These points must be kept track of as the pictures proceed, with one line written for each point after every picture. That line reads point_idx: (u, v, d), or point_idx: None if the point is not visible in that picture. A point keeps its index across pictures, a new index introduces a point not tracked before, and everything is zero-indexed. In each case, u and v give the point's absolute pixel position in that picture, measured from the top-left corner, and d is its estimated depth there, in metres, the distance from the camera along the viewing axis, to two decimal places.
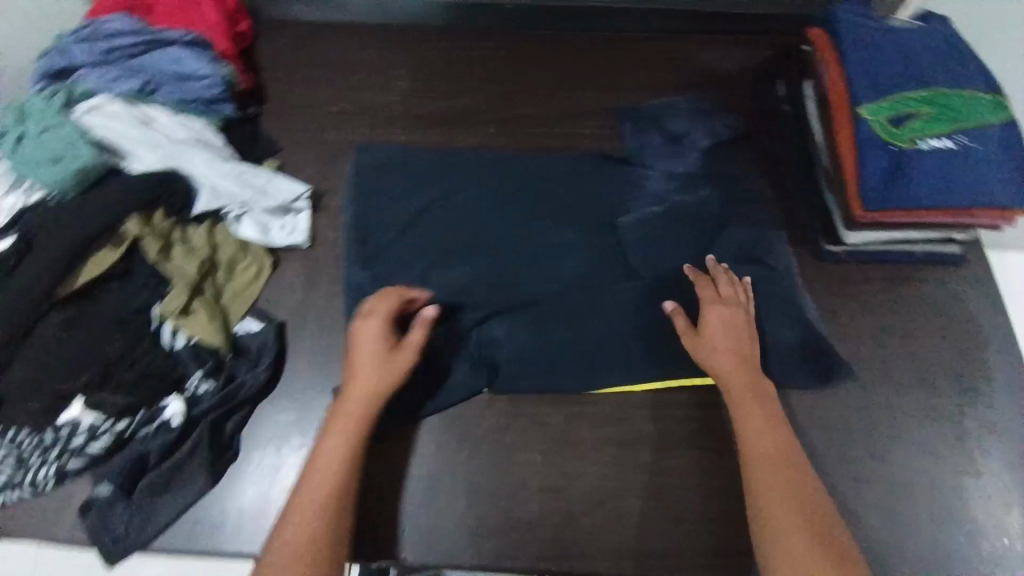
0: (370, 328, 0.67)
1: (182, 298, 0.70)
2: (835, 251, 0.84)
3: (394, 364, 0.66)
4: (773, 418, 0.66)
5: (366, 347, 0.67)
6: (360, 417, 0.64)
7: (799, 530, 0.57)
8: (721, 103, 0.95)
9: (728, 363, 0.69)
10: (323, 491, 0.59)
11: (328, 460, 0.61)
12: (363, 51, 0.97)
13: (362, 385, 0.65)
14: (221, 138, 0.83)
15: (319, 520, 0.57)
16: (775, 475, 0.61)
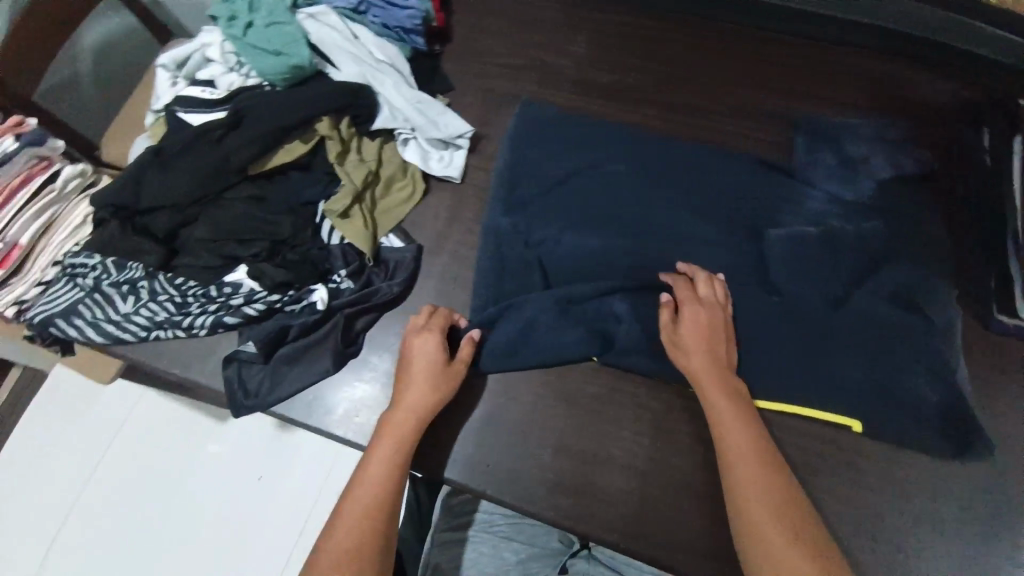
0: (421, 345, 0.71)
1: (346, 202, 0.78)
2: (1007, 321, 0.73)
3: (445, 382, 0.69)
4: (745, 415, 0.63)
5: (419, 363, 0.70)
6: (411, 430, 0.66)
7: (777, 537, 0.53)
8: (912, 133, 0.85)
9: (702, 362, 0.66)
10: (375, 495, 0.61)
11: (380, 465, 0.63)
12: (549, 12, 0.99)
13: (414, 399, 0.67)
14: (408, 67, 0.90)
15: (376, 518, 0.60)
16: (753, 476, 0.57)
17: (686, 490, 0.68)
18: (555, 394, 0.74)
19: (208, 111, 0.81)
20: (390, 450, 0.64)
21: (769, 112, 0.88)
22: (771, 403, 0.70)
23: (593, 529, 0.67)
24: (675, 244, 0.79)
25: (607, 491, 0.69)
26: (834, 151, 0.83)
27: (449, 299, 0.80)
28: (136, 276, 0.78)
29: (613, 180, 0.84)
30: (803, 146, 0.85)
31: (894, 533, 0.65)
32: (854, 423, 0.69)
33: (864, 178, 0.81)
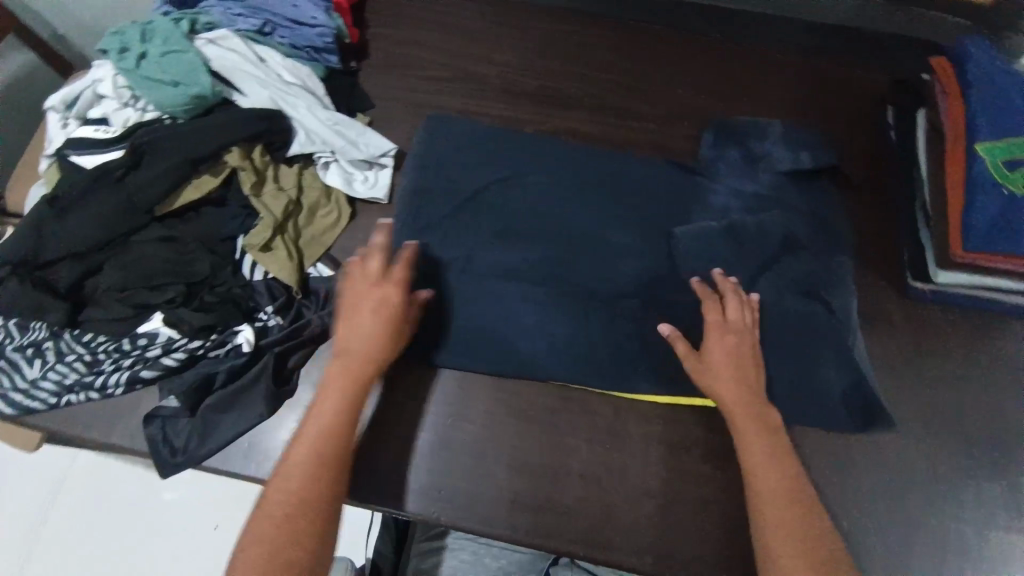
0: (384, 293, 0.66)
1: (266, 234, 0.74)
2: (922, 289, 0.77)
3: (400, 335, 0.67)
4: (774, 442, 0.63)
5: (380, 311, 0.66)
6: (358, 375, 0.63)
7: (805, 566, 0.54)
8: (819, 122, 0.90)
9: (732, 388, 0.65)
10: (314, 442, 0.59)
11: (337, 416, 0.61)
12: (469, 22, 0.98)
13: (364, 346, 0.64)
14: (323, 88, 0.87)
15: (316, 466, 0.57)
16: (778, 506, 0.58)
17: (643, 490, 0.68)
18: (503, 413, 0.72)
19: (99, 151, 0.76)
20: (330, 404, 0.61)
21: (688, 109, 0.91)
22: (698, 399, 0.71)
23: (553, 543, 0.66)
24: (611, 246, 0.79)
25: (565, 501, 0.67)
26: (749, 142, 0.86)
27: None
28: (40, 337, 0.72)
29: (543, 187, 0.83)
30: (714, 141, 0.87)
31: (839, 504, 0.67)
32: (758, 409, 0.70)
33: (777, 163, 0.83)
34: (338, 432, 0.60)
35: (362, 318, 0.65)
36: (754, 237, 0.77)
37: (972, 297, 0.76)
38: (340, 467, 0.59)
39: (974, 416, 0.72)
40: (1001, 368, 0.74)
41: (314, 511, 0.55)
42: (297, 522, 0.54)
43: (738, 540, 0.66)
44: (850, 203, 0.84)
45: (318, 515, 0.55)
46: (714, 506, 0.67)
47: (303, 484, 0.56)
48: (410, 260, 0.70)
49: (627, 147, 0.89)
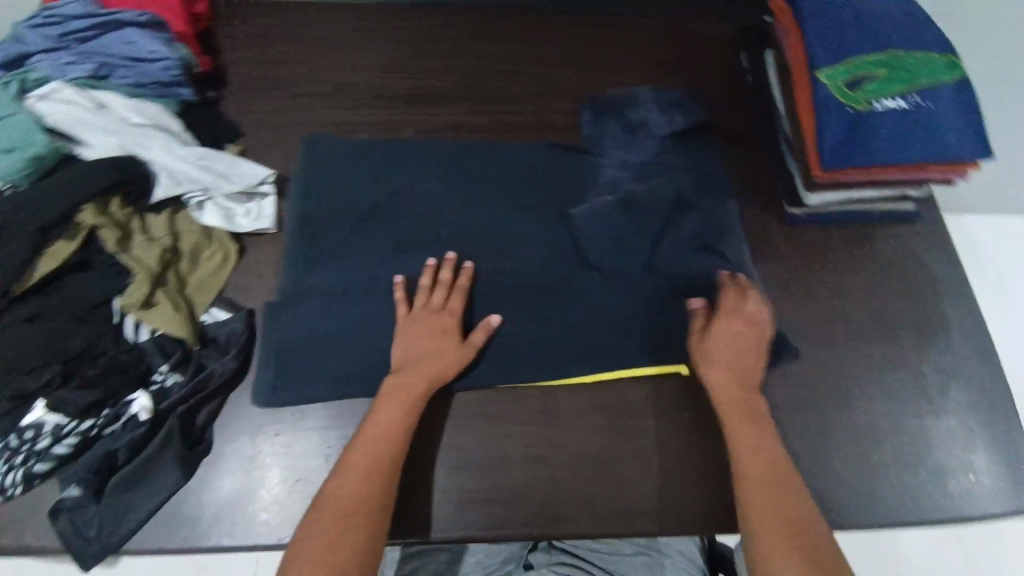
0: (429, 323, 0.71)
1: (144, 290, 0.69)
2: (798, 213, 0.83)
3: (461, 354, 0.70)
4: (763, 438, 0.65)
5: (427, 336, 0.70)
6: (418, 392, 0.67)
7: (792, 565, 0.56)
8: (682, 78, 0.94)
9: (727, 382, 0.69)
10: (367, 451, 0.63)
11: (392, 425, 0.65)
12: (327, 32, 0.95)
13: (427, 364, 0.69)
14: (179, 123, 0.81)
15: (370, 469, 0.62)
16: (761, 493, 0.61)
17: (584, 458, 0.70)
18: (433, 416, 0.71)
19: None
20: (388, 414, 0.65)
21: (563, 85, 0.93)
22: (619, 370, 0.73)
23: (508, 531, 0.66)
24: (513, 231, 0.80)
25: (512, 487, 0.68)
26: (627, 110, 0.89)
27: (298, 360, 0.72)
28: None
29: (433, 187, 0.83)
30: (595, 118, 0.90)
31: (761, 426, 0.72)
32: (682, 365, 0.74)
33: (660, 129, 0.88)
34: (392, 440, 0.64)
35: (409, 345, 0.70)
36: (642, 198, 0.79)
37: (842, 212, 0.83)
38: (392, 473, 0.63)
39: (865, 318, 0.78)
40: (878, 271, 0.81)
41: (363, 511, 0.60)
42: (352, 520, 0.59)
43: (681, 482, 0.69)
44: (724, 148, 0.89)
45: (365, 514, 0.59)
46: (653, 456, 0.70)
47: (358, 485, 0.61)
48: (462, 288, 0.74)
49: (512, 133, 0.89)
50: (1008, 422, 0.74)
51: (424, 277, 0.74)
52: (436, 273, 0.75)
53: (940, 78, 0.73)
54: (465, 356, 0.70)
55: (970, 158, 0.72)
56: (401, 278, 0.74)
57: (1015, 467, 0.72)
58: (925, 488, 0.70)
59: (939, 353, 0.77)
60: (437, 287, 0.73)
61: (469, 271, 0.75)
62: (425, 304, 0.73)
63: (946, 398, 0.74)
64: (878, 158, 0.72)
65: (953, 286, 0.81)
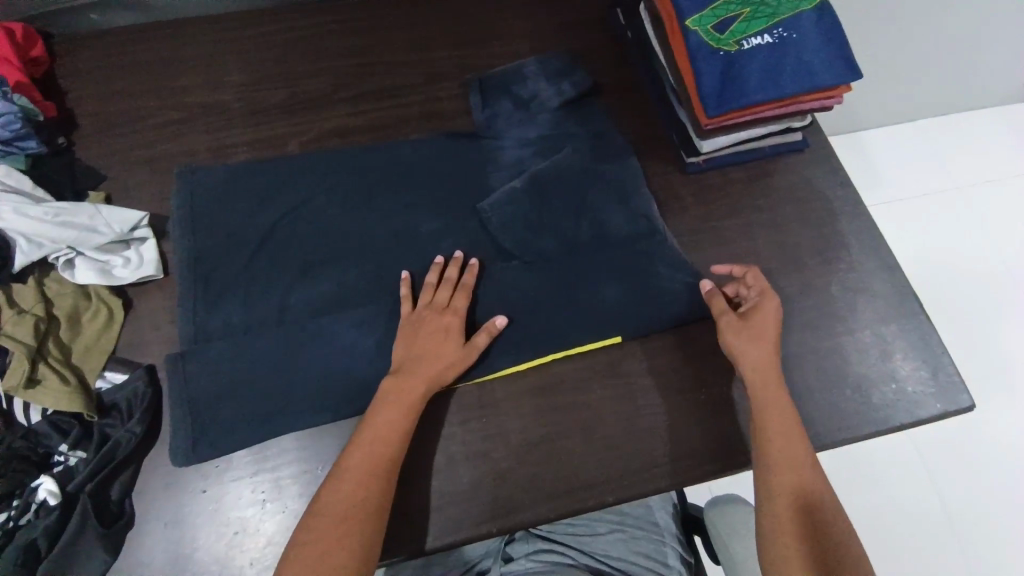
0: (434, 323, 0.69)
1: (22, 370, 0.63)
2: (698, 161, 0.83)
3: (465, 355, 0.68)
4: (790, 409, 0.67)
5: (432, 339, 0.68)
6: (416, 393, 0.65)
7: (798, 535, 0.62)
8: (563, 45, 0.94)
9: (766, 364, 0.69)
10: (364, 456, 0.61)
11: (393, 428, 0.63)
12: (184, 51, 0.88)
13: (427, 366, 0.66)
14: (29, 180, 0.73)
15: (366, 472, 0.61)
16: (786, 480, 0.63)
17: (527, 444, 0.69)
18: None
19: None
20: (385, 417, 0.63)
21: (445, 69, 0.90)
22: (552, 352, 0.72)
23: (463, 534, 0.65)
24: (417, 229, 0.77)
25: (460, 490, 0.66)
26: (515, 85, 0.87)
27: (210, 410, 0.67)
28: None
29: (326, 198, 0.79)
30: (483, 97, 0.87)
31: (693, 376, 0.73)
32: (615, 337, 0.73)
33: (550, 100, 0.86)
34: (392, 442, 0.63)
35: (412, 346, 0.68)
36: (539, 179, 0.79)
37: (736, 153, 0.84)
38: (389, 475, 0.61)
39: (774, 253, 0.80)
40: (778, 204, 0.83)
41: (359, 517, 0.59)
42: (351, 523, 0.58)
43: (625, 447, 0.69)
44: (615, 109, 0.89)
45: (360, 521, 0.58)
46: (594, 429, 0.70)
47: (356, 490, 0.60)
48: (468, 284, 0.72)
49: (401, 127, 0.86)
50: (917, 325, 0.78)
51: (432, 274, 0.73)
52: (444, 269, 0.74)
53: (801, 6, 0.74)
54: (464, 362, 0.68)
55: (844, 81, 0.73)
56: (407, 274, 0.73)
57: (930, 365, 0.76)
58: (855, 404, 0.73)
59: (845, 273, 0.80)
60: (442, 285, 0.72)
61: (476, 267, 0.74)
62: (428, 303, 0.71)
63: (859, 314, 0.78)
64: (758, 95, 0.72)
65: (849, 206, 0.84)
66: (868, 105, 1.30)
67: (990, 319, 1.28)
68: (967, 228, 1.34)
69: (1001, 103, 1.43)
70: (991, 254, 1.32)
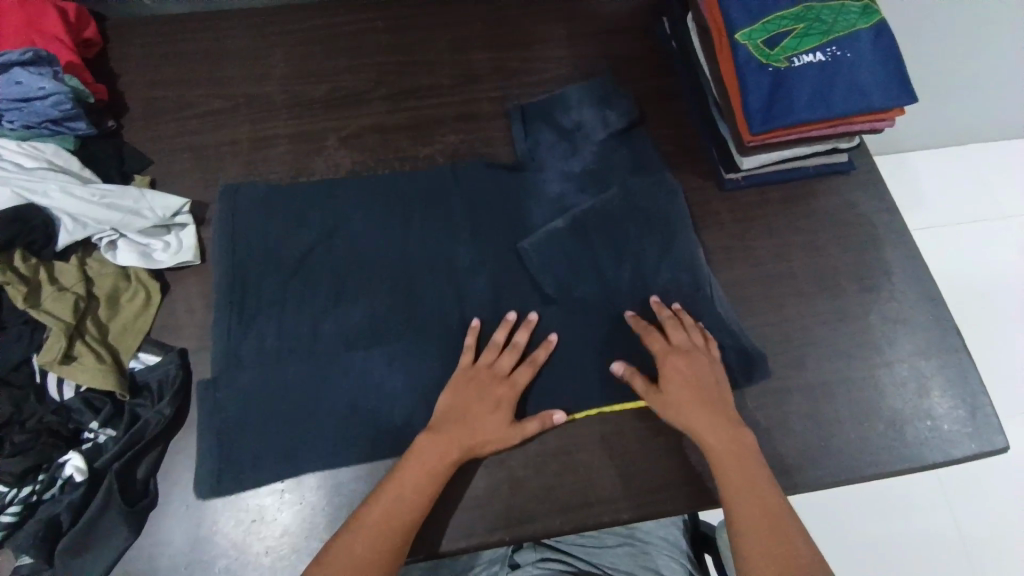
0: (490, 389, 0.67)
1: (60, 345, 0.65)
2: (735, 178, 0.82)
3: (508, 434, 0.66)
4: (748, 463, 0.63)
5: (483, 407, 0.66)
6: (451, 453, 0.63)
7: (777, 568, 0.57)
8: (605, 52, 0.93)
9: (699, 418, 0.66)
10: (384, 513, 0.60)
11: (415, 488, 0.61)
12: (232, 42, 0.90)
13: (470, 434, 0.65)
14: (77, 161, 0.76)
15: (386, 530, 0.59)
16: (757, 537, 0.59)
17: (546, 455, 0.68)
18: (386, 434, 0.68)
19: None
20: (416, 475, 0.62)
21: (486, 72, 0.91)
22: (585, 411, 0.70)
23: (475, 540, 0.64)
24: (449, 234, 0.78)
25: (475, 495, 0.66)
26: (558, 114, 0.87)
27: (236, 400, 0.68)
28: None
29: (361, 198, 0.80)
30: (524, 127, 0.86)
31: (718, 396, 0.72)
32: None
33: (594, 133, 0.85)
34: (414, 503, 0.61)
35: (459, 405, 0.66)
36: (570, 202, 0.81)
37: (778, 171, 0.82)
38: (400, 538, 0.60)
39: (809, 275, 0.78)
40: (817, 227, 0.81)
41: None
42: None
43: (643, 465, 0.69)
44: (653, 120, 0.88)
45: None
46: (613, 443, 0.69)
47: (368, 548, 0.58)
48: (535, 361, 0.70)
49: (439, 128, 0.87)
50: (956, 359, 0.75)
51: (500, 332, 0.71)
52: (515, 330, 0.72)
53: (856, 24, 0.72)
54: (505, 441, 0.66)
55: (897, 104, 0.70)
56: (476, 324, 0.72)
57: (968, 403, 0.73)
58: (886, 439, 0.70)
59: (883, 300, 0.77)
60: (508, 349, 0.70)
61: (549, 351, 0.71)
62: (488, 366, 0.69)
63: (896, 346, 0.75)
64: (805, 114, 0.70)
65: (891, 232, 0.81)
66: (914, 126, 1.26)
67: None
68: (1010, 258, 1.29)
69: None
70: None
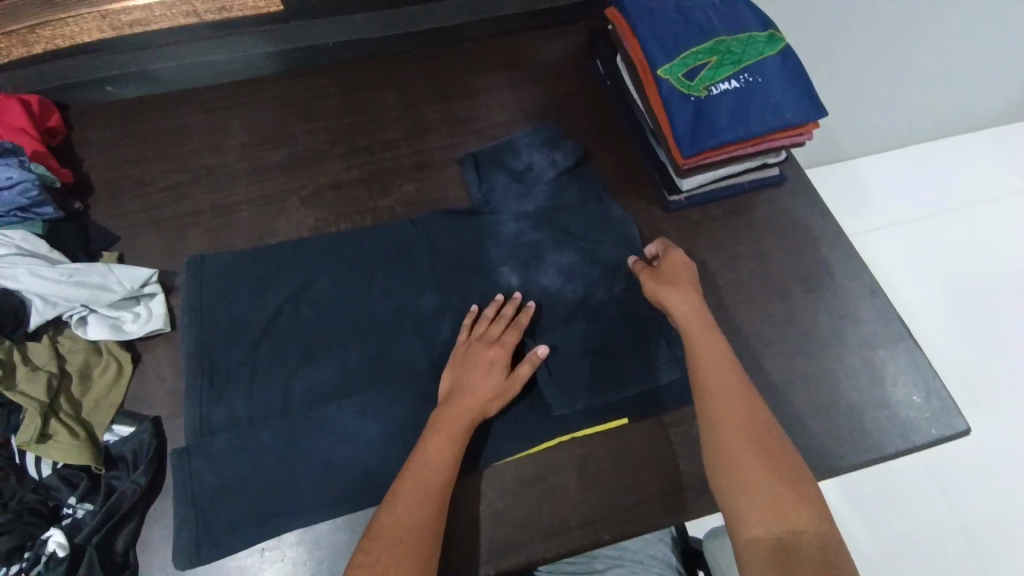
0: (482, 354, 0.72)
1: (36, 423, 0.66)
2: (678, 199, 0.87)
3: (508, 383, 0.70)
4: (731, 376, 0.68)
5: (477, 370, 0.71)
6: (460, 429, 0.66)
7: (768, 487, 0.61)
8: (546, 95, 0.99)
9: (691, 319, 0.73)
10: (405, 520, 0.60)
11: (445, 452, 0.65)
12: (192, 117, 0.95)
13: (472, 398, 0.68)
14: (45, 244, 0.78)
15: (405, 526, 0.60)
16: (737, 435, 0.64)
17: (523, 482, 0.70)
18: (365, 480, 0.69)
19: None
20: (431, 464, 0.64)
21: (436, 123, 0.96)
22: (559, 435, 0.72)
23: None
24: (412, 278, 0.82)
25: (457, 530, 0.67)
26: (509, 158, 0.92)
27: (213, 462, 0.69)
28: None
29: (326, 252, 0.83)
30: (478, 173, 0.90)
31: (682, 407, 0.75)
32: (622, 419, 0.73)
33: (544, 172, 0.90)
34: (444, 470, 0.64)
35: (461, 380, 0.70)
36: (526, 236, 0.85)
37: (717, 189, 0.87)
38: (440, 501, 0.62)
39: (757, 282, 0.82)
40: (760, 237, 0.86)
41: (413, 541, 0.59)
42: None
43: (618, 483, 0.70)
44: (596, 154, 0.93)
45: (416, 544, 0.59)
46: (587, 465, 0.71)
47: (412, 515, 0.61)
48: (519, 323, 0.75)
49: (395, 178, 0.91)
50: (907, 351, 0.79)
51: (490, 308, 0.77)
52: (502, 307, 0.78)
53: (764, 51, 0.78)
54: (508, 392, 0.70)
55: (810, 118, 0.76)
56: (474, 307, 0.77)
57: (921, 391, 0.76)
58: (848, 432, 0.73)
59: (830, 299, 0.81)
60: (497, 321, 0.75)
61: (531, 312, 0.77)
62: (479, 337, 0.74)
63: (847, 341, 0.79)
64: (728, 136, 0.75)
65: (828, 234, 0.86)
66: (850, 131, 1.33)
67: (1005, 332, 1.29)
68: (980, 244, 1.36)
69: (980, 126, 1.46)
70: (1010, 277, 1.34)
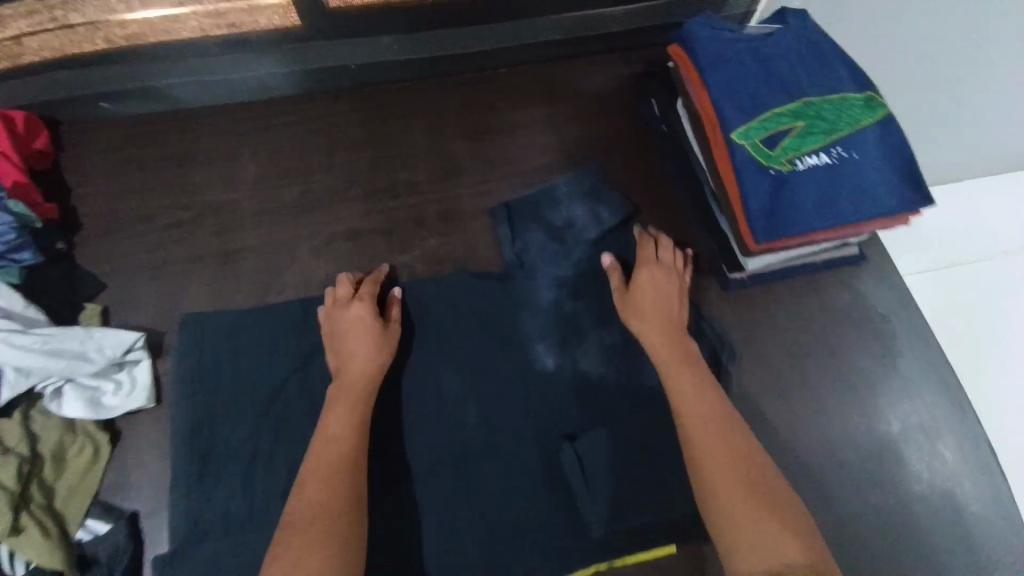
0: (345, 314, 0.69)
1: (6, 518, 0.58)
2: (740, 277, 0.75)
3: (384, 332, 0.69)
4: (693, 372, 0.64)
5: (349, 331, 0.68)
6: (352, 394, 0.63)
7: (738, 479, 0.55)
8: (592, 138, 0.88)
9: (652, 311, 0.69)
10: (323, 492, 0.56)
11: (347, 421, 0.61)
12: (195, 144, 0.85)
13: (355, 361, 0.66)
14: (20, 299, 0.68)
15: (324, 496, 0.55)
16: (707, 433, 0.59)
17: None
18: None
19: None
20: (336, 435, 0.60)
21: (467, 163, 0.85)
22: (596, 564, 0.63)
23: None
24: (432, 355, 0.72)
25: None
26: (547, 211, 0.80)
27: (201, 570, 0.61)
28: None
29: None
30: (511, 228, 0.79)
31: None
32: (668, 546, 0.65)
33: (586, 232, 0.79)
34: (349, 439, 0.60)
35: (335, 343, 0.68)
36: (563, 311, 0.75)
37: (787, 269, 0.75)
38: (354, 470, 0.58)
39: (825, 383, 0.72)
40: (830, 329, 0.75)
41: (335, 517, 0.54)
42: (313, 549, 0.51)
43: None
44: (646, 213, 0.82)
45: (340, 520, 0.54)
46: None
47: (328, 490, 0.56)
48: (377, 282, 0.73)
49: (417, 230, 0.81)
50: (980, 448, 0.70)
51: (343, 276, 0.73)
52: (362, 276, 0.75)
53: (860, 120, 0.66)
54: (388, 342, 0.68)
55: (911, 208, 0.65)
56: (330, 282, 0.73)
57: (991, 497, 0.69)
58: (912, 552, 0.65)
59: (896, 388, 0.72)
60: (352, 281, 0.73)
61: (385, 271, 0.75)
62: (335, 301, 0.71)
63: (913, 440, 0.70)
64: (810, 222, 0.64)
65: (911, 329, 0.76)
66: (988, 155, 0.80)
67: None
68: None
69: None
70: None
